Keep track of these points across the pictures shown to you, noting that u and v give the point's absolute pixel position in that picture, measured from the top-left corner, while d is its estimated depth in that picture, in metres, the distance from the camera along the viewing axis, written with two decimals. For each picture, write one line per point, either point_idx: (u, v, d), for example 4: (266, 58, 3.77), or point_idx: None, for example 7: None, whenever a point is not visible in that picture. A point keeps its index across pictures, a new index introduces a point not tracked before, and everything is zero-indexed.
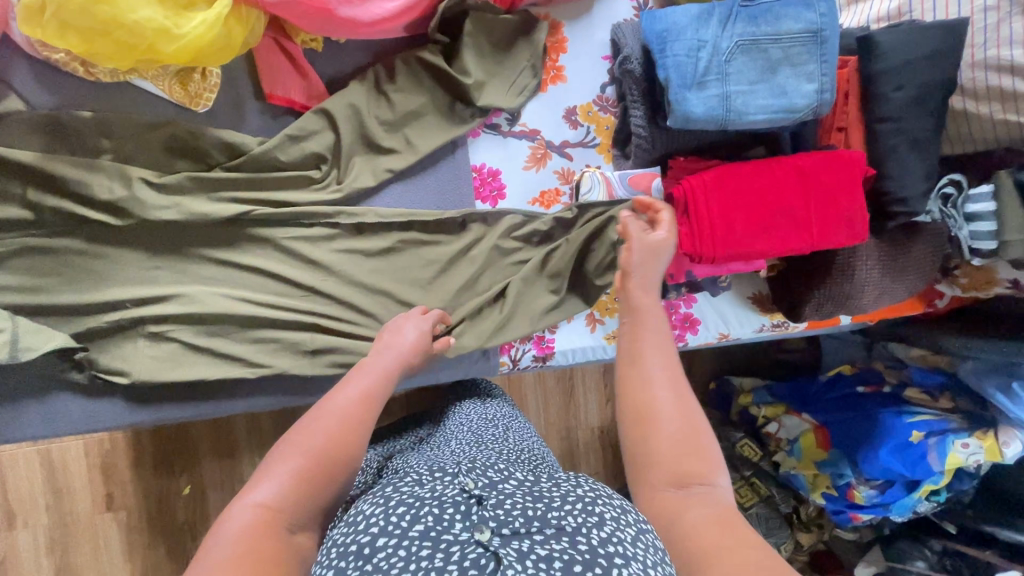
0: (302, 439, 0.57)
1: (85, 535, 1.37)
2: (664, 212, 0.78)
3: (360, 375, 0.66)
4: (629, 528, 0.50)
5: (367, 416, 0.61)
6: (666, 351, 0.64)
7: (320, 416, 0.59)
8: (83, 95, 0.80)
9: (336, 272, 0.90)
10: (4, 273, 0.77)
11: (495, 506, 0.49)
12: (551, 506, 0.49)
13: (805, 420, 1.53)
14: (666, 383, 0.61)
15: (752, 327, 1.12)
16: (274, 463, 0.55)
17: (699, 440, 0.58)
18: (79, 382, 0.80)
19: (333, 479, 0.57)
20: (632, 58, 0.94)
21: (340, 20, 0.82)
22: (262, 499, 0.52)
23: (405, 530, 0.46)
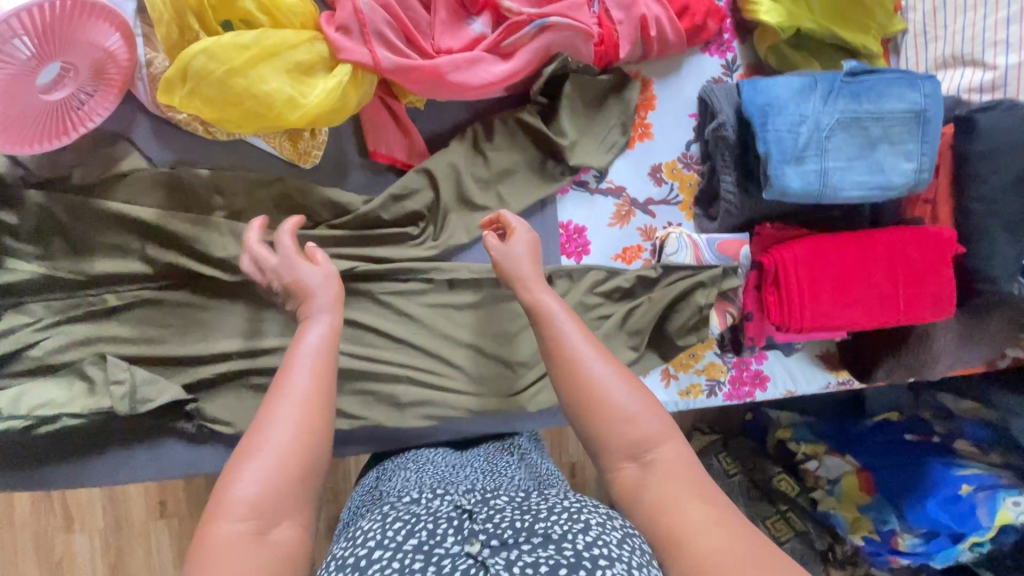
0: (262, 440, 0.58)
1: (139, 541, 1.41)
2: (507, 215, 0.83)
3: (302, 352, 0.65)
4: (615, 531, 0.55)
5: (321, 400, 0.62)
6: (593, 346, 0.71)
7: (279, 408, 0.60)
8: (197, 152, 0.82)
9: (427, 326, 0.91)
10: (120, 325, 0.79)
11: (483, 520, 0.55)
12: (537, 518, 0.55)
13: (847, 462, 1.55)
14: (600, 368, 0.68)
15: (817, 384, 1.12)
16: (243, 467, 0.57)
17: (644, 409, 0.66)
18: (187, 431, 0.82)
19: (301, 471, 0.59)
20: (726, 125, 0.94)
21: (449, 84, 0.83)
22: (236, 506, 0.55)
23: (399, 544, 0.53)
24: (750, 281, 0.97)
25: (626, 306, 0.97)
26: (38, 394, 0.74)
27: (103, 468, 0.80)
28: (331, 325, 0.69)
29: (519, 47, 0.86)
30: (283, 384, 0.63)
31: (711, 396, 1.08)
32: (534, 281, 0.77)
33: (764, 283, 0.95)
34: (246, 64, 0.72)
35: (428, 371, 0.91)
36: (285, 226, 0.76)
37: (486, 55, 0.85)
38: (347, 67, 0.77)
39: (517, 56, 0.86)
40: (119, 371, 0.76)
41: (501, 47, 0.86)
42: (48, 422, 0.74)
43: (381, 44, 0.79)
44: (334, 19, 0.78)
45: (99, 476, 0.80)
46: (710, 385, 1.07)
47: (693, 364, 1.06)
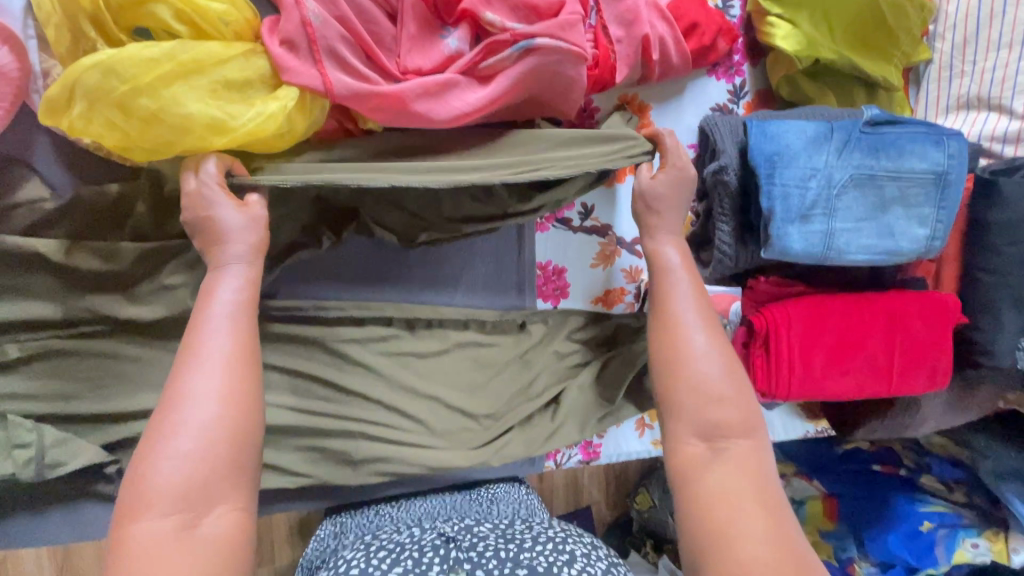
0: (182, 418, 0.56)
1: None
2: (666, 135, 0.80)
3: (214, 315, 0.60)
4: (599, 562, 0.68)
5: (242, 363, 0.60)
6: (699, 311, 0.73)
7: (195, 377, 0.58)
8: (116, 178, 0.70)
9: (384, 375, 0.83)
10: (23, 376, 0.69)
11: (466, 550, 0.68)
12: (523, 550, 0.67)
13: (814, 486, 1.54)
14: (705, 351, 0.71)
15: (795, 432, 1.09)
16: (161, 447, 0.55)
17: (731, 394, 0.69)
18: (109, 493, 0.73)
19: (229, 447, 0.57)
20: (728, 169, 0.84)
21: (414, 114, 0.71)
22: (161, 494, 0.54)
23: (384, 571, 0.64)
24: (737, 337, 0.90)
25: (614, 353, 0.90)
26: None
27: (12, 531, 0.72)
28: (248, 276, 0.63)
29: (499, 70, 0.74)
30: (196, 355, 0.58)
31: None
32: (662, 229, 0.77)
33: (752, 343, 0.88)
34: (157, 81, 0.59)
35: (384, 427, 0.82)
36: (208, 162, 0.64)
37: (460, 79, 0.73)
38: (293, 90, 0.65)
39: (496, 80, 0.74)
40: (24, 433, 0.67)
41: (478, 70, 0.74)
42: None
43: (334, 64, 0.67)
44: (278, 29, 0.65)
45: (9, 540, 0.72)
46: None
47: None
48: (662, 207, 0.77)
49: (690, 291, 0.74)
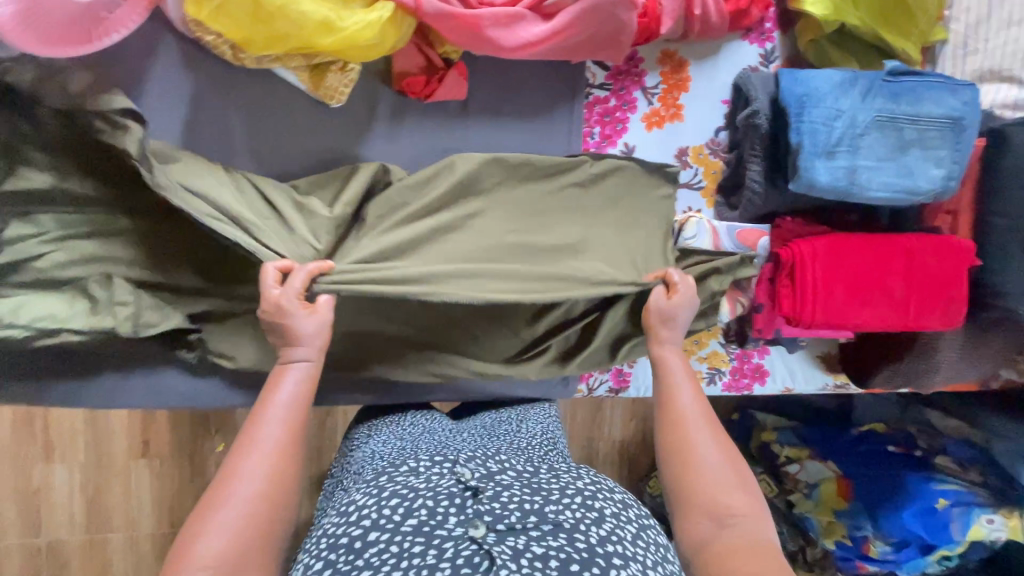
0: (232, 493, 0.61)
1: (118, 475, 1.61)
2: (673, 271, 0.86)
3: (276, 403, 0.68)
4: (628, 525, 0.64)
5: (290, 448, 0.66)
6: (702, 404, 0.77)
7: (250, 458, 0.63)
8: (223, 79, 0.79)
9: None
10: (128, 246, 0.77)
11: (488, 503, 0.60)
12: (548, 501, 0.62)
13: (829, 468, 1.55)
14: (709, 442, 0.73)
15: (815, 384, 1.14)
16: (209, 517, 0.59)
17: (734, 478, 0.71)
18: (189, 361, 0.81)
19: (265, 526, 0.61)
20: (760, 114, 0.92)
21: (487, 38, 0.81)
22: (198, 565, 0.56)
23: (398, 524, 0.58)
24: (763, 273, 0.97)
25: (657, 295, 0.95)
26: (38, 308, 0.72)
27: (100, 389, 0.79)
28: (306, 374, 0.70)
29: (562, 7, 0.84)
30: (249, 439, 0.65)
31: (710, 384, 1.09)
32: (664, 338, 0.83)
33: (779, 277, 0.95)
34: None
35: (439, 332, 0.92)
36: (293, 276, 0.71)
37: (528, 13, 0.83)
38: (389, 4, 0.75)
39: (558, 16, 0.84)
40: (124, 293, 0.75)
41: (543, 7, 0.84)
42: (47, 336, 0.72)
43: None
44: None
45: (94, 399, 0.79)
46: (710, 373, 1.08)
47: (696, 352, 1.07)
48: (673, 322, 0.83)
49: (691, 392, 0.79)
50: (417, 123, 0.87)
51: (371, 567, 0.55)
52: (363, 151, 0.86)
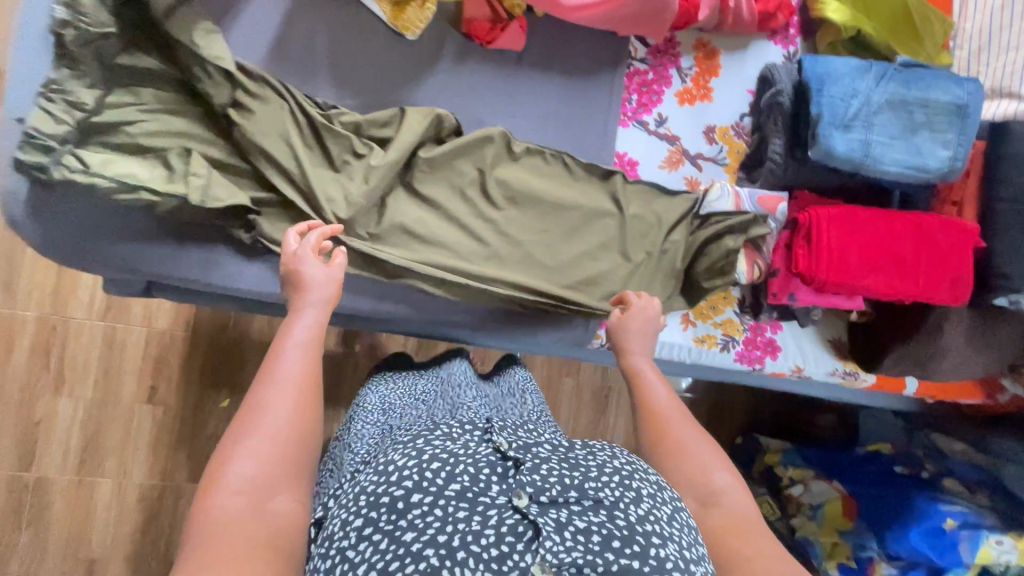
0: (259, 421, 0.61)
1: (121, 419, 1.61)
2: (630, 292, 0.94)
3: (291, 345, 0.68)
4: (664, 506, 0.59)
5: (309, 386, 0.66)
6: (673, 399, 0.78)
7: (272, 394, 0.63)
8: (317, 1, 0.90)
9: (480, 212, 0.97)
10: (210, 130, 0.86)
11: (530, 473, 0.56)
12: (588, 477, 0.57)
13: (833, 487, 1.53)
14: (690, 433, 0.74)
15: (825, 368, 1.16)
16: (238, 446, 0.60)
17: (716, 457, 0.72)
18: (244, 242, 0.87)
19: (292, 455, 0.61)
20: (783, 93, 1.02)
21: None
22: (232, 486, 0.57)
23: (440, 489, 0.53)
24: (780, 239, 1.03)
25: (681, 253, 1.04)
26: (122, 166, 0.79)
27: (161, 257, 0.85)
28: (323, 313, 0.72)
29: None
30: (269, 374, 0.65)
31: (724, 352, 1.12)
32: (637, 352, 0.87)
33: (795, 240, 1.00)
34: None
35: (474, 256, 0.96)
36: (310, 232, 0.78)
37: None
38: None
39: None
40: (200, 167, 0.82)
41: None
42: (126, 191, 0.78)
43: None
44: None
45: (158, 265, 0.86)
46: (724, 340, 1.12)
47: (712, 317, 1.12)
48: (628, 330, 0.89)
49: (662, 383, 0.81)
50: (477, 66, 0.98)
51: (415, 530, 0.51)
52: (425, 81, 0.95)
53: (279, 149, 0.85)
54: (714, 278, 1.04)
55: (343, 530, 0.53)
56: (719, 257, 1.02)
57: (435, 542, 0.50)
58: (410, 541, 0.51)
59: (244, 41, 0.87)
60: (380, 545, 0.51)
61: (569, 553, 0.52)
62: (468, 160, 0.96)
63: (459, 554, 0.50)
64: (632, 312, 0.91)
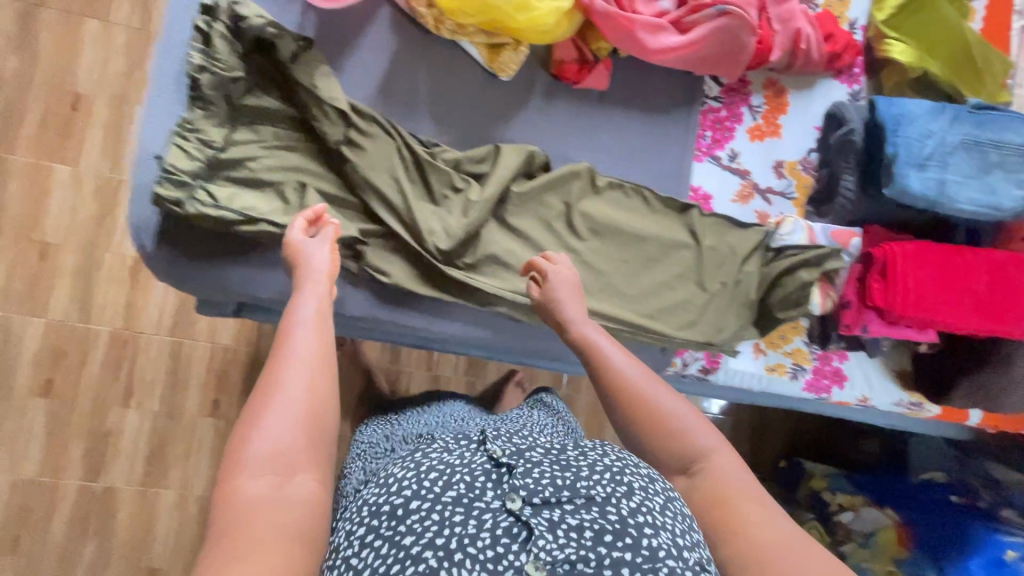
0: (276, 399, 0.56)
1: (184, 433, 1.65)
2: (539, 259, 0.87)
3: (298, 323, 0.64)
4: (656, 497, 0.59)
5: (322, 359, 0.61)
6: (637, 364, 0.73)
7: (284, 373, 0.58)
8: (420, 44, 0.96)
9: (565, 243, 1.02)
10: (321, 164, 0.92)
11: (523, 476, 0.57)
12: (579, 476, 0.58)
13: (886, 514, 1.55)
14: (664, 397, 0.70)
15: (891, 398, 1.18)
16: (253, 429, 0.55)
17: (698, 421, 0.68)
18: (350, 270, 0.91)
19: (307, 433, 0.56)
20: (855, 132, 1.07)
21: (634, 39, 0.98)
22: (254, 464, 0.53)
23: (437, 495, 0.55)
24: (853, 272, 1.06)
25: (756, 284, 1.08)
26: (246, 199, 0.85)
27: (273, 283, 0.91)
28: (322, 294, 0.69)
29: (698, 24, 1.01)
30: (280, 356, 0.60)
31: (793, 381, 1.15)
32: (582, 321, 0.80)
33: (869, 273, 1.04)
34: None
35: None
36: (294, 220, 0.78)
37: (669, 26, 1.01)
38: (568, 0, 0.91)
39: (693, 31, 1.01)
40: (315, 201, 0.88)
41: (682, 24, 1.01)
42: (250, 224, 0.84)
43: None
44: None
45: (269, 290, 0.91)
46: (793, 369, 1.15)
47: (782, 346, 1.15)
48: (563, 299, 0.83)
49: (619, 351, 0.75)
50: (564, 104, 1.03)
51: (414, 535, 0.52)
52: (516, 120, 1.01)
53: (386, 184, 0.90)
54: (788, 309, 1.07)
55: (348, 541, 0.55)
56: (794, 289, 1.05)
57: (433, 545, 0.51)
58: (409, 545, 0.52)
59: (355, 82, 0.94)
60: (379, 550, 0.52)
61: (562, 550, 0.52)
62: (557, 193, 1.01)
63: (457, 556, 0.51)
64: (554, 279, 0.85)
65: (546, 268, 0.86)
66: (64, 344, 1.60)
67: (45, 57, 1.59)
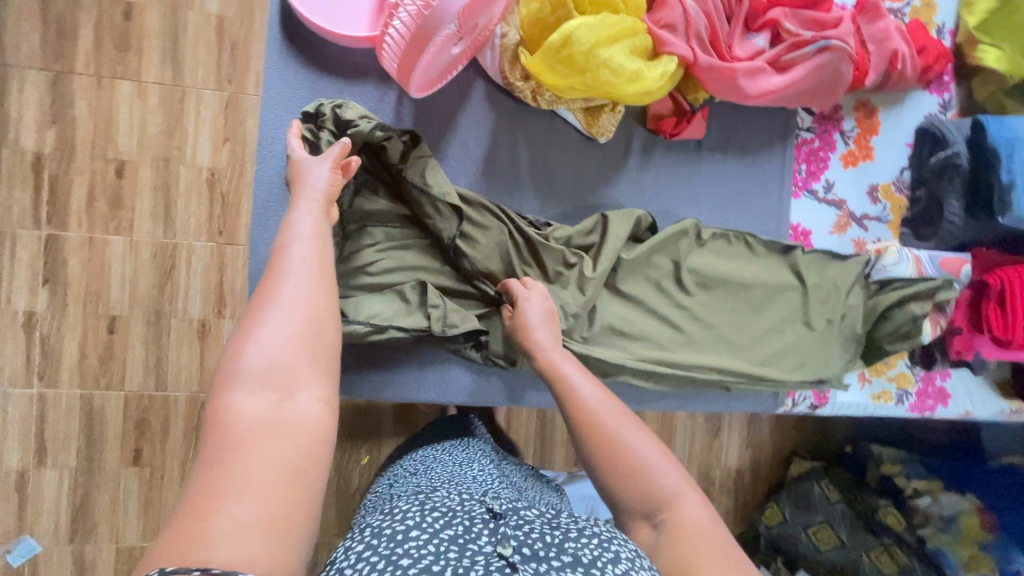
0: (274, 309, 0.51)
1: None
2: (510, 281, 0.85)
3: (298, 233, 0.58)
4: (645, 571, 0.52)
5: (325, 269, 0.56)
6: (601, 392, 0.66)
7: (279, 279, 0.53)
8: (516, 116, 0.93)
9: (675, 302, 1.00)
10: (432, 254, 0.90)
11: (515, 527, 0.54)
12: (567, 537, 0.53)
13: (966, 500, 1.53)
14: (628, 429, 0.62)
15: (992, 410, 1.18)
16: (250, 332, 0.49)
17: (662, 460, 0.60)
18: (474, 359, 0.91)
19: (312, 345, 0.51)
20: (960, 155, 1.04)
21: (738, 87, 0.93)
22: (250, 373, 0.47)
23: (436, 530, 0.51)
24: (963, 297, 1.07)
25: (864, 318, 1.07)
26: (370, 306, 0.84)
27: (399, 381, 0.91)
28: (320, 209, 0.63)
29: (798, 62, 0.96)
30: (278, 263, 0.54)
31: (897, 405, 1.15)
32: (549, 345, 0.76)
33: (983, 301, 1.04)
34: (606, 40, 0.81)
35: (673, 347, 0.99)
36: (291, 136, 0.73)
37: (767, 67, 0.95)
38: (673, 59, 0.87)
39: (794, 70, 0.96)
40: (434, 297, 0.86)
41: (780, 62, 0.96)
42: (379, 332, 0.83)
43: (698, 44, 0.90)
44: (661, 16, 0.89)
45: (399, 388, 0.91)
46: (899, 394, 1.15)
47: (885, 372, 1.15)
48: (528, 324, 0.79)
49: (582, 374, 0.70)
50: (661, 158, 1.00)
51: (411, 561, 0.48)
52: (616, 181, 0.98)
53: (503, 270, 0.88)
54: (899, 342, 1.05)
55: (345, 555, 0.51)
56: (905, 321, 1.04)
57: (429, 571, 0.47)
58: (407, 566, 0.48)
59: (456, 166, 0.91)
60: (376, 565, 0.48)
61: None
62: (666, 252, 0.99)
63: None
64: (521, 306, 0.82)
65: (516, 290, 0.84)
66: (146, 414, 1.42)
67: (83, 109, 1.36)
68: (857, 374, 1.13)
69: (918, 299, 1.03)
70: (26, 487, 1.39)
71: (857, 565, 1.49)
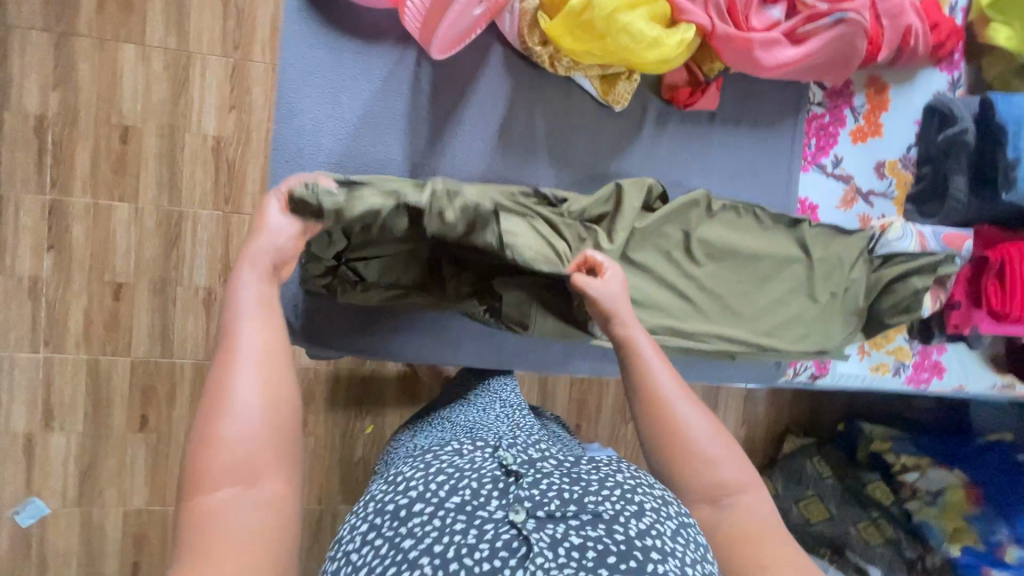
0: (232, 402, 0.48)
1: None
2: (596, 254, 0.79)
3: (243, 308, 0.53)
4: (669, 521, 0.52)
5: (278, 348, 0.52)
6: (675, 377, 0.65)
7: (232, 367, 0.50)
8: (532, 82, 0.93)
9: (685, 271, 1.02)
10: None
11: (531, 486, 0.50)
12: (587, 491, 0.51)
13: (953, 475, 1.51)
14: (699, 417, 0.63)
15: (985, 383, 1.22)
16: (211, 425, 0.47)
17: (731, 449, 0.62)
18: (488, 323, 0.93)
19: (276, 433, 0.49)
20: (968, 132, 1.05)
21: (753, 58, 0.94)
22: (219, 472, 0.46)
23: (441, 500, 0.48)
24: (963, 273, 1.10)
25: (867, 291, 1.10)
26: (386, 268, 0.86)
27: (415, 341, 0.94)
28: (263, 276, 0.56)
29: (813, 35, 0.96)
30: (230, 346, 0.51)
31: (894, 376, 1.19)
32: (626, 322, 0.72)
33: (984, 277, 1.07)
34: (625, 6, 0.81)
35: (682, 315, 1.01)
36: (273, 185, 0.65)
37: (783, 38, 0.96)
38: (690, 27, 0.88)
39: (809, 42, 0.96)
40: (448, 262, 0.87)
41: (795, 34, 0.96)
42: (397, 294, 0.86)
43: (715, 12, 0.90)
44: None
45: (418, 348, 0.95)
46: (896, 365, 1.18)
47: (884, 345, 1.18)
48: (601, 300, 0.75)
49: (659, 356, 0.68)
50: (675, 128, 1.01)
51: (413, 541, 0.46)
52: (630, 151, 0.99)
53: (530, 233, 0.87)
54: (899, 315, 1.08)
55: (350, 536, 0.50)
56: (906, 295, 1.06)
57: (430, 551, 0.45)
58: (408, 548, 0.46)
59: (474, 131, 0.92)
60: (380, 550, 0.47)
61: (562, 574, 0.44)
62: (677, 221, 1.00)
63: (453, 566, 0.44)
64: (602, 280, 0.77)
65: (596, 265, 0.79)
66: (153, 380, 1.42)
67: (87, 72, 1.35)
68: (857, 346, 1.16)
69: (920, 273, 1.06)
70: (34, 451, 1.39)
71: (845, 537, 1.55)
